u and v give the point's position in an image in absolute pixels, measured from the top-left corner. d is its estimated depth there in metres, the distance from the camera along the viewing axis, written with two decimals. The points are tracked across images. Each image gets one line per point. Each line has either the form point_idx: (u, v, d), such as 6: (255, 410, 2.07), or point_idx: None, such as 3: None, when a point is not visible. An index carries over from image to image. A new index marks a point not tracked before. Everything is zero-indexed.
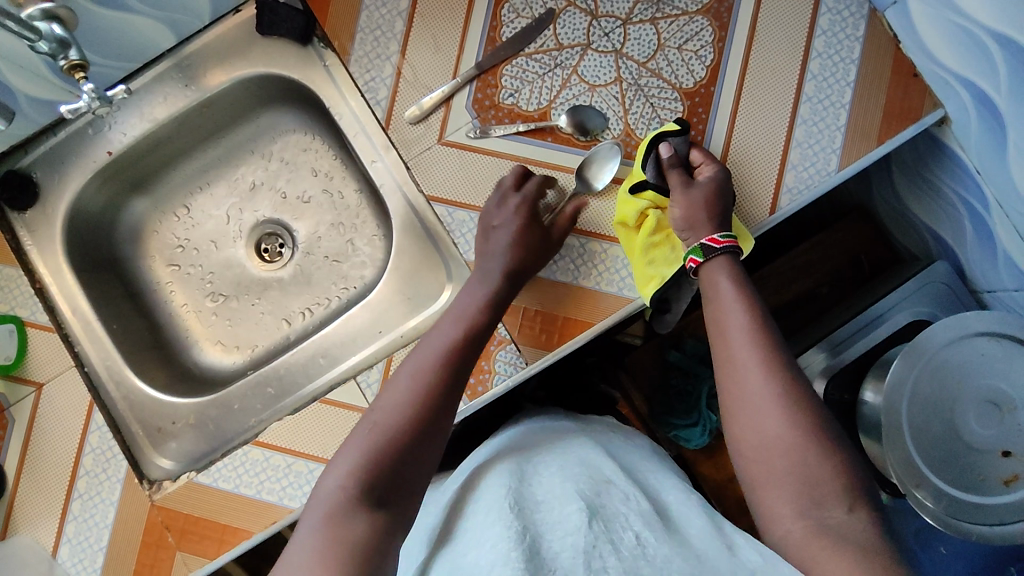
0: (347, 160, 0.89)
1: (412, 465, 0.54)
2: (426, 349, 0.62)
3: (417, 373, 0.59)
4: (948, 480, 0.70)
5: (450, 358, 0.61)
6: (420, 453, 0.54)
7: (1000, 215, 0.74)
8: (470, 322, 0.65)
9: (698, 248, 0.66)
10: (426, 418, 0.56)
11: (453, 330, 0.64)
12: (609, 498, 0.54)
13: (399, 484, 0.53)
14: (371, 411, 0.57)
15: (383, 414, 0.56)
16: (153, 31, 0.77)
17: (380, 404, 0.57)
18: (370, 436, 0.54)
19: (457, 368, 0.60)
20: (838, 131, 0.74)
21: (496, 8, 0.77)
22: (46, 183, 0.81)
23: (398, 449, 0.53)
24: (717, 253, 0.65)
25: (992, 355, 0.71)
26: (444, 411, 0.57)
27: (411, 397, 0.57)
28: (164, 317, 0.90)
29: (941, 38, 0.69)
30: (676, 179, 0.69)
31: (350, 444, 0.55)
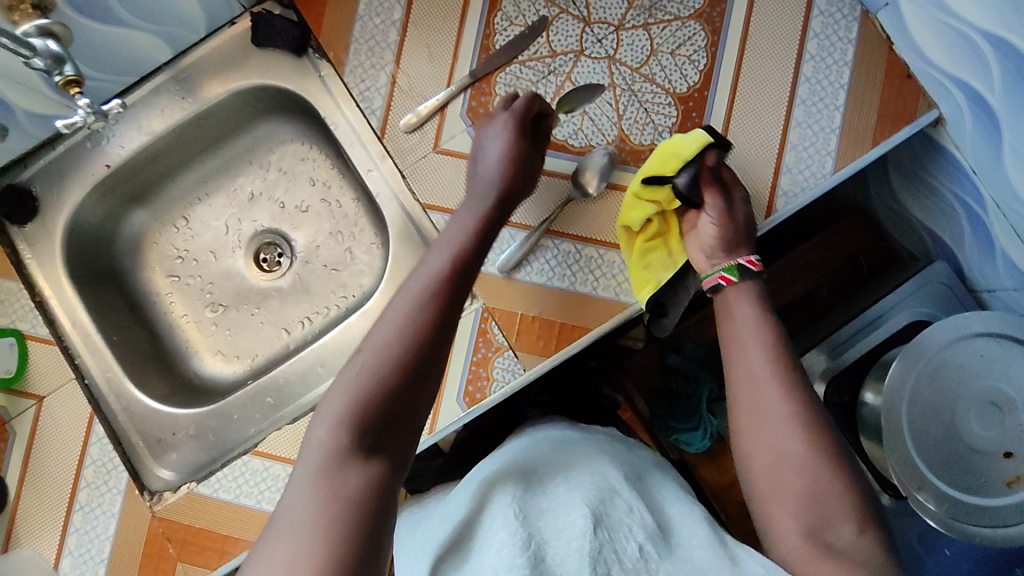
0: (344, 168, 0.89)
1: (404, 409, 0.51)
2: (416, 278, 0.57)
3: (406, 307, 0.54)
4: (950, 483, 0.69)
5: (441, 291, 0.55)
6: (413, 394, 0.51)
7: (997, 215, 0.74)
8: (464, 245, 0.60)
9: (734, 267, 0.67)
10: (419, 356, 0.52)
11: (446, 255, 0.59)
12: (612, 506, 0.53)
13: (391, 428, 0.50)
14: (357, 352, 0.53)
15: (374, 352, 0.51)
16: (149, 45, 0.78)
17: (371, 340, 0.53)
18: (356, 379, 0.50)
19: (451, 299, 0.55)
20: (833, 133, 0.74)
21: (489, 16, 0.78)
22: (46, 197, 0.82)
23: (388, 394, 0.50)
24: (751, 276, 0.66)
25: (992, 356, 0.70)
26: (436, 346, 0.53)
27: (399, 335, 0.52)
28: (164, 328, 0.90)
29: (933, 39, 0.69)
30: (715, 199, 0.69)
31: (335, 387, 0.51)
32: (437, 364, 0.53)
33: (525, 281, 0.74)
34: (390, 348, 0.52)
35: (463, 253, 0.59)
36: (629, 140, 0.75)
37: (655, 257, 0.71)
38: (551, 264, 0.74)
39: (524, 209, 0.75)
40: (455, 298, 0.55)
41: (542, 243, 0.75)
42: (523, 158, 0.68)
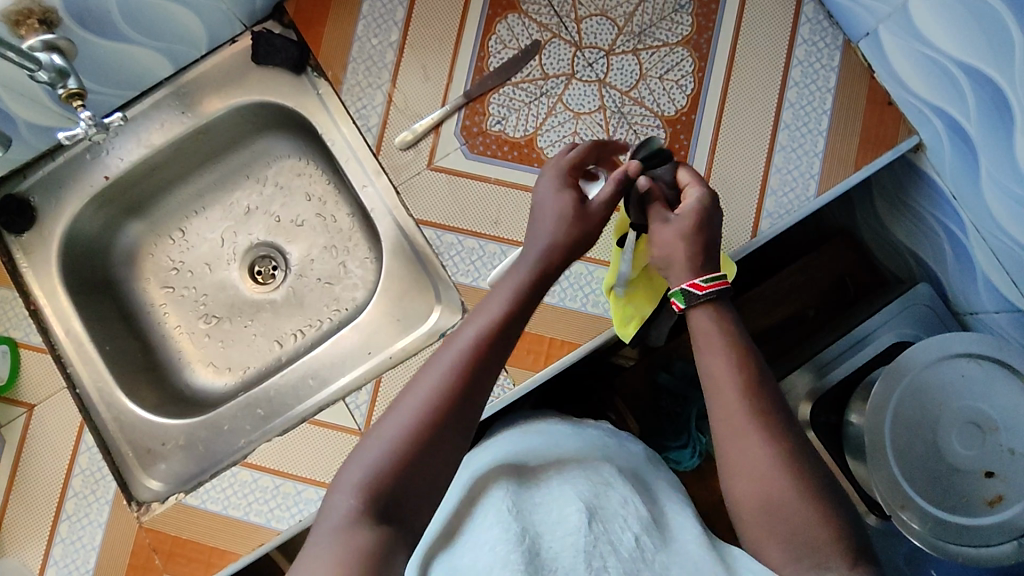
0: (340, 184, 0.91)
1: (427, 478, 0.50)
2: (451, 346, 0.55)
3: (438, 376, 0.52)
4: (932, 501, 0.70)
5: (475, 358, 0.53)
6: (437, 465, 0.50)
7: (978, 239, 0.75)
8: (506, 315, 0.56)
9: (679, 293, 0.59)
10: (446, 434, 0.51)
11: (486, 328, 0.55)
12: (606, 499, 0.54)
13: (409, 502, 0.49)
14: (380, 421, 0.52)
15: (401, 428, 0.50)
16: (152, 61, 0.80)
17: (399, 412, 0.51)
18: (383, 448, 0.50)
19: (484, 380, 0.53)
20: (816, 157, 0.76)
21: (484, 39, 0.80)
22: (44, 207, 0.83)
23: (411, 466, 0.49)
24: (701, 300, 0.58)
25: (972, 376, 0.72)
26: (464, 417, 0.52)
27: (428, 406, 0.51)
28: (157, 339, 0.91)
29: (912, 69, 0.72)
30: (653, 211, 0.62)
31: (357, 454, 0.51)
32: (462, 434, 0.52)
33: None
34: (420, 418, 0.51)
35: (505, 317, 0.56)
36: None
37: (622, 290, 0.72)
38: None
39: (516, 225, 0.76)
40: (488, 370, 0.54)
41: None
42: (581, 220, 0.61)
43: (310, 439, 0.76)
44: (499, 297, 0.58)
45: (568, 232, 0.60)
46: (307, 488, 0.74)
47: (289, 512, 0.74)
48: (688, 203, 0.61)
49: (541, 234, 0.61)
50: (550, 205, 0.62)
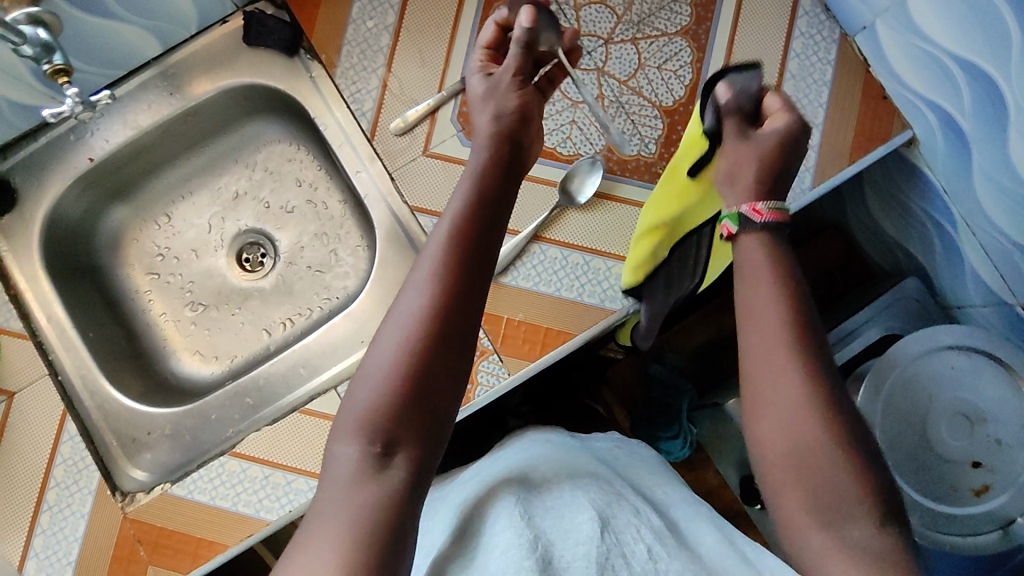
0: (332, 170, 0.89)
1: (430, 397, 0.48)
2: (423, 256, 0.53)
3: (419, 286, 0.51)
4: (920, 489, 0.71)
5: (451, 259, 0.52)
6: (436, 377, 0.49)
7: (968, 234, 0.76)
8: (473, 217, 0.55)
9: (737, 214, 0.54)
10: (439, 346, 0.49)
11: (456, 233, 0.54)
12: (618, 509, 0.54)
13: (420, 421, 0.48)
14: (370, 351, 0.51)
15: (390, 354, 0.49)
16: (139, 39, 0.77)
17: (385, 338, 0.50)
18: (380, 373, 0.48)
19: (464, 282, 0.52)
20: (812, 150, 0.77)
21: (481, 24, 0.79)
22: (24, 189, 0.80)
23: (411, 381, 0.48)
24: (757, 228, 0.53)
25: (962, 368, 0.73)
26: (456, 319, 0.50)
27: (417, 320, 0.50)
28: (141, 326, 0.88)
29: (909, 64, 0.72)
30: (730, 125, 0.57)
31: (354, 390, 0.49)
32: (458, 339, 0.50)
33: (510, 285, 0.75)
34: (411, 330, 0.49)
35: (472, 220, 0.55)
36: (593, 191, 0.76)
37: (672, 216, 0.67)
38: (538, 269, 0.75)
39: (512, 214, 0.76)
40: (465, 265, 0.52)
41: (529, 248, 0.76)
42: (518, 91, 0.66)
43: (300, 428, 0.74)
44: (458, 198, 0.57)
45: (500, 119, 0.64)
46: (297, 478, 0.73)
47: (278, 503, 0.73)
48: (773, 127, 0.56)
49: (480, 123, 0.65)
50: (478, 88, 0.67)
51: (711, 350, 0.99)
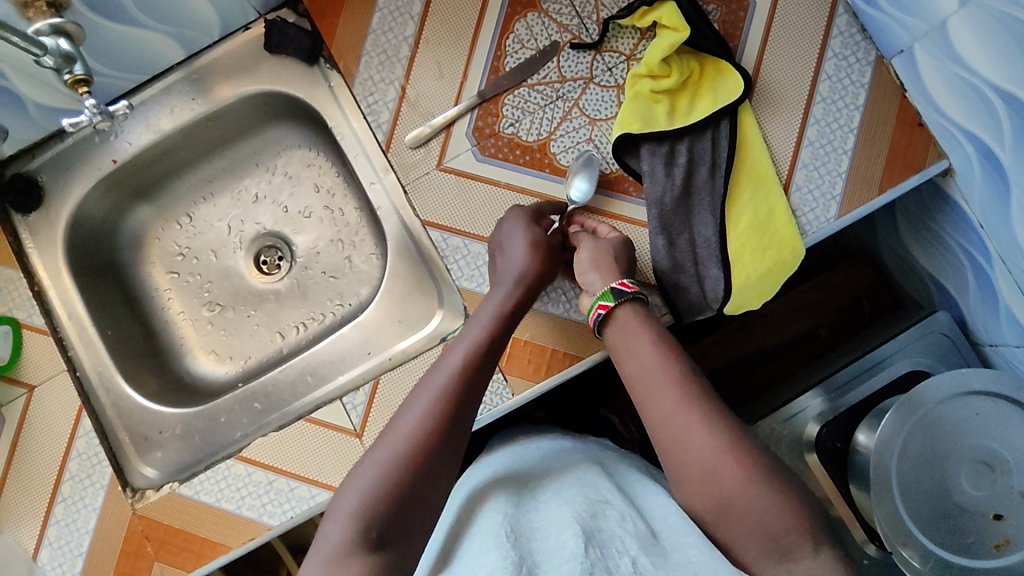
0: (349, 177, 0.90)
1: (422, 498, 0.52)
2: (437, 371, 0.59)
3: (428, 397, 0.57)
4: (937, 540, 0.68)
5: (464, 376, 0.58)
6: (430, 479, 0.53)
7: (1002, 269, 0.72)
8: (483, 347, 0.61)
9: (608, 292, 0.65)
10: (436, 453, 0.54)
11: (468, 358, 0.60)
12: (604, 519, 0.53)
13: (409, 518, 0.51)
14: (371, 450, 0.55)
15: (390, 449, 0.53)
16: (162, 46, 0.78)
17: (389, 435, 0.55)
18: (381, 469, 0.52)
19: (467, 402, 0.57)
20: (839, 178, 0.73)
21: (501, 37, 0.77)
22: (51, 188, 0.83)
23: (410, 479, 0.52)
24: (626, 298, 0.64)
25: (987, 415, 0.69)
26: (456, 431, 0.56)
27: (421, 426, 0.55)
28: (159, 324, 0.90)
29: (946, 91, 0.68)
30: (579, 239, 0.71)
31: (350, 483, 0.53)
32: (455, 449, 0.55)
33: None
34: (415, 433, 0.54)
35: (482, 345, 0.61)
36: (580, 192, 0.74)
37: (683, 109, 0.74)
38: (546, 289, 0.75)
39: None
40: (474, 387, 0.58)
41: None
42: (543, 247, 0.68)
43: (304, 436, 0.75)
44: (478, 327, 0.63)
45: (540, 257, 0.68)
46: (300, 485, 0.74)
47: (282, 509, 0.74)
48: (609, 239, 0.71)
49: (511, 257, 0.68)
50: (516, 236, 0.69)
51: (728, 372, 0.93)
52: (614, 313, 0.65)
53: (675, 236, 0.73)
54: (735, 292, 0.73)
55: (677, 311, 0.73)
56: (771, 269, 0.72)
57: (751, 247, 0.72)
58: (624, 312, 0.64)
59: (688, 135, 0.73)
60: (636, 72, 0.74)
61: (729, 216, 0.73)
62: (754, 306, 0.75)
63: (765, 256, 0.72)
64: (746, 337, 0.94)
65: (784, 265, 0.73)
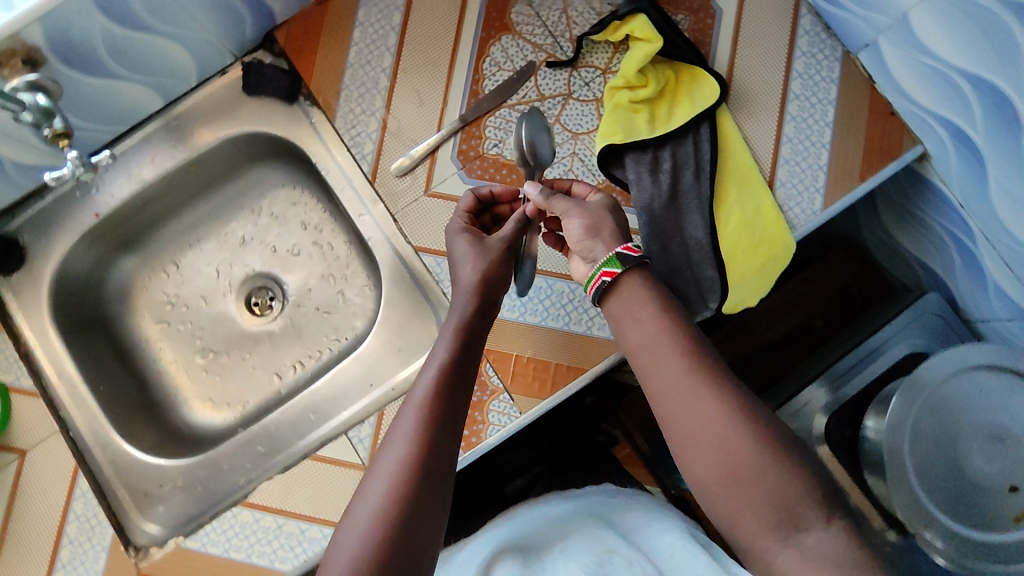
0: (336, 212, 0.90)
1: (417, 548, 0.47)
2: (406, 408, 0.55)
3: (394, 444, 0.52)
4: (958, 519, 0.67)
5: (436, 406, 0.54)
6: (422, 527, 0.48)
7: (987, 247, 0.74)
8: (450, 371, 0.58)
9: (614, 257, 0.61)
10: (422, 496, 0.49)
11: (435, 387, 0.56)
12: (610, 567, 0.52)
13: (408, 570, 0.46)
14: (347, 518, 0.50)
15: (370, 504, 0.49)
16: (140, 95, 0.78)
17: (368, 488, 0.50)
18: (365, 524, 0.47)
19: (445, 434, 0.53)
20: (821, 170, 0.75)
21: (477, 62, 0.79)
22: (33, 247, 0.81)
23: (398, 531, 0.47)
24: (634, 261, 0.61)
25: (991, 390, 0.69)
26: (434, 470, 0.51)
27: (400, 471, 0.50)
28: (153, 376, 0.89)
29: (914, 79, 0.70)
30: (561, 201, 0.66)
31: (334, 550, 0.47)
32: (441, 487, 0.51)
33: (519, 321, 0.74)
34: (393, 479, 0.49)
35: (449, 371, 0.58)
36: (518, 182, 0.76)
37: (662, 116, 0.75)
38: (544, 304, 0.75)
39: None
40: (447, 417, 0.54)
41: (535, 283, 0.75)
42: (489, 249, 0.67)
43: (311, 475, 0.73)
44: (439, 354, 0.59)
45: (484, 265, 0.66)
46: (311, 526, 0.72)
47: (294, 553, 0.71)
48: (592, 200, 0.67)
49: (462, 278, 0.66)
50: (462, 246, 0.68)
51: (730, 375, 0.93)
52: (624, 277, 0.61)
53: (667, 240, 0.73)
54: (733, 289, 0.74)
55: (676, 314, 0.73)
56: (765, 264, 0.73)
57: (744, 244, 0.73)
58: (632, 278, 0.61)
59: (670, 141, 0.74)
60: (614, 84, 0.76)
61: (719, 215, 0.74)
62: (751, 304, 0.75)
63: (758, 251, 0.73)
64: (744, 337, 0.94)
65: (777, 260, 0.74)
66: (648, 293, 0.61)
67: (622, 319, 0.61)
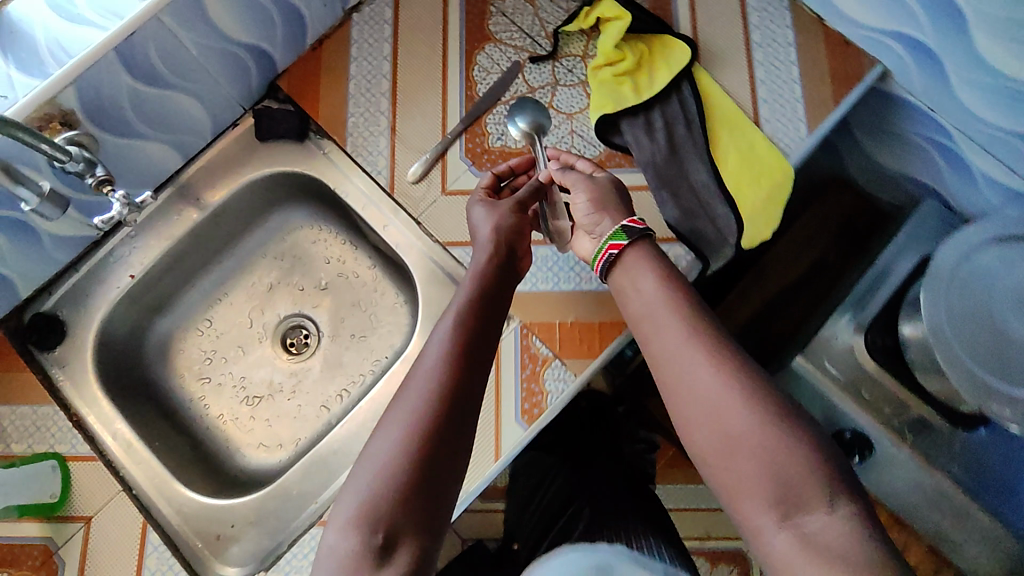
0: (356, 240, 0.95)
1: (438, 475, 0.49)
2: (432, 342, 0.56)
3: (422, 376, 0.53)
4: (1016, 383, 0.71)
5: (462, 345, 0.55)
6: (444, 458, 0.49)
7: (963, 141, 0.81)
8: (475, 313, 0.59)
9: (620, 231, 0.65)
10: (445, 428, 0.50)
11: (461, 326, 0.57)
12: None
13: (426, 497, 0.48)
14: (371, 444, 0.51)
15: (392, 432, 0.50)
16: (162, 155, 0.83)
17: (391, 416, 0.51)
18: (386, 451, 0.49)
19: (470, 372, 0.54)
20: (798, 102, 0.82)
21: (468, 71, 0.86)
22: (73, 319, 0.83)
23: (419, 461, 0.48)
24: (638, 233, 0.65)
25: (1007, 261, 0.74)
26: (463, 405, 0.52)
27: (425, 402, 0.51)
28: (202, 431, 0.89)
29: (860, 6, 0.78)
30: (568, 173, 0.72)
31: (354, 478, 0.49)
32: (465, 422, 0.51)
33: (556, 292, 0.79)
34: (418, 410, 0.50)
35: (473, 313, 0.58)
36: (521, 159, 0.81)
37: (644, 83, 0.81)
38: (575, 272, 0.80)
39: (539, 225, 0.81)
40: (474, 356, 0.55)
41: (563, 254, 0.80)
42: (505, 214, 0.70)
43: None
44: (464, 296, 0.60)
45: (501, 222, 0.69)
46: None
47: None
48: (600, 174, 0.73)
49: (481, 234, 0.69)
50: (481, 212, 0.71)
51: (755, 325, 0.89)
52: (629, 247, 0.65)
53: (676, 188, 0.79)
54: (747, 221, 0.78)
55: (701, 252, 0.77)
56: (771, 191, 0.78)
57: (747, 177, 0.78)
58: (637, 249, 0.65)
59: (657, 103, 0.81)
60: (596, 64, 0.83)
61: (717, 157, 0.80)
62: (766, 236, 0.79)
63: (761, 181, 0.78)
64: None
65: (781, 187, 0.79)
66: (651, 262, 0.64)
67: (626, 290, 0.64)
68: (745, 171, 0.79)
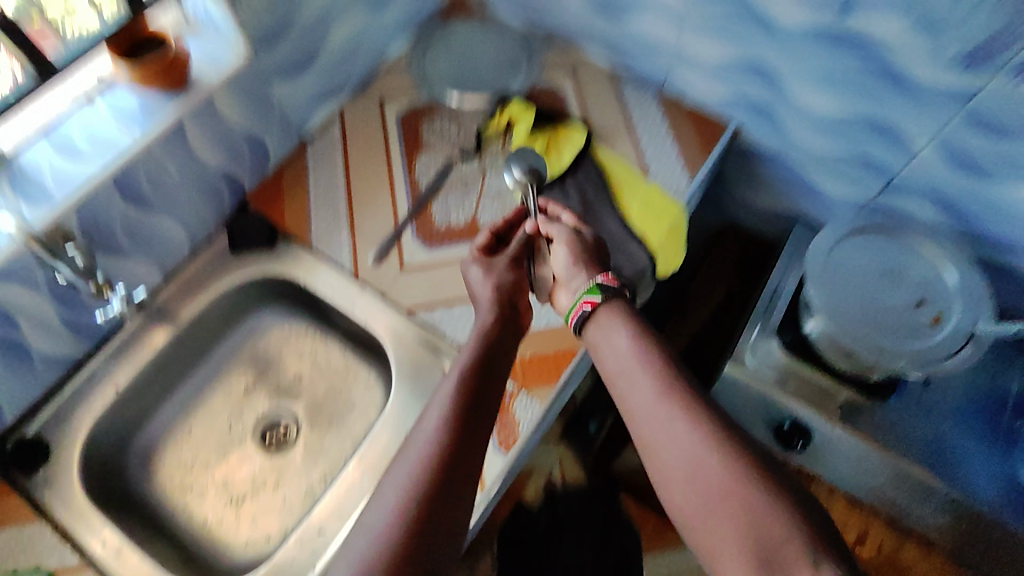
0: (325, 332, 1.04)
1: (454, 487, 0.56)
2: (446, 384, 0.65)
3: (420, 442, 0.58)
4: (898, 338, 0.86)
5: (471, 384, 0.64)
6: (459, 474, 0.56)
7: (810, 169, 1.02)
8: (481, 360, 0.68)
9: (596, 287, 0.74)
10: (459, 447, 0.58)
11: (469, 370, 0.67)
12: None
13: (443, 504, 0.54)
14: (383, 487, 0.57)
15: (417, 451, 0.58)
16: (145, 274, 0.92)
17: (414, 440, 0.59)
18: (410, 466, 0.56)
19: (479, 406, 0.63)
20: (676, 160, 1.02)
21: (409, 172, 1.03)
22: (55, 438, 0.85)
23: (436, 473, 0.56)
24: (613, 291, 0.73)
25: (865, 249, 0.92)
26: (467, 448, 0.58)
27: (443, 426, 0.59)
28: (189, 537, 0.90)
29: (705, 81, 1.00)
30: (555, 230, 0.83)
31: (380, 494, 0.56)
32: (476, 446, 0.59)
33: None
34: (438, 432, 0.59)
35: (478, 361, 0.68)
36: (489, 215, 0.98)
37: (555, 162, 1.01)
38: None
39: None
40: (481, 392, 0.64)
41: None
42: (499, 273, 0.81)
43: None
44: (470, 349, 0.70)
45: (495, 280, 0.80)
46: None
47: None
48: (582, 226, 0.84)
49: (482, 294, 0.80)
50: (477, 271, 0.82)
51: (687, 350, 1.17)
52: (604, 302, 0.72)
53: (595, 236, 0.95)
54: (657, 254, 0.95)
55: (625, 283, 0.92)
56: (671, 227, 0.96)
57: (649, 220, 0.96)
58: (610, 306, 0.72)
59: (567, 175, 1.00)
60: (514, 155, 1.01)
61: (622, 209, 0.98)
62: (675, 265, 0.96)
63: (661, 221, 0.96)
64: None
65: (677, 223, 0.96)
66: (624, 319, 0.71)
67: (602, 343, 0.71)
68: (646, 216, 0.97)
